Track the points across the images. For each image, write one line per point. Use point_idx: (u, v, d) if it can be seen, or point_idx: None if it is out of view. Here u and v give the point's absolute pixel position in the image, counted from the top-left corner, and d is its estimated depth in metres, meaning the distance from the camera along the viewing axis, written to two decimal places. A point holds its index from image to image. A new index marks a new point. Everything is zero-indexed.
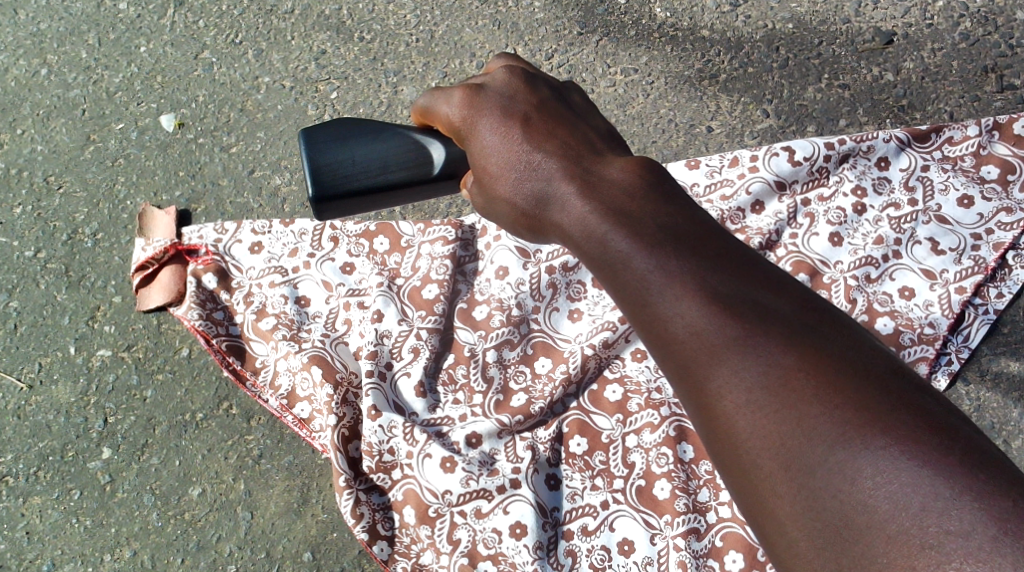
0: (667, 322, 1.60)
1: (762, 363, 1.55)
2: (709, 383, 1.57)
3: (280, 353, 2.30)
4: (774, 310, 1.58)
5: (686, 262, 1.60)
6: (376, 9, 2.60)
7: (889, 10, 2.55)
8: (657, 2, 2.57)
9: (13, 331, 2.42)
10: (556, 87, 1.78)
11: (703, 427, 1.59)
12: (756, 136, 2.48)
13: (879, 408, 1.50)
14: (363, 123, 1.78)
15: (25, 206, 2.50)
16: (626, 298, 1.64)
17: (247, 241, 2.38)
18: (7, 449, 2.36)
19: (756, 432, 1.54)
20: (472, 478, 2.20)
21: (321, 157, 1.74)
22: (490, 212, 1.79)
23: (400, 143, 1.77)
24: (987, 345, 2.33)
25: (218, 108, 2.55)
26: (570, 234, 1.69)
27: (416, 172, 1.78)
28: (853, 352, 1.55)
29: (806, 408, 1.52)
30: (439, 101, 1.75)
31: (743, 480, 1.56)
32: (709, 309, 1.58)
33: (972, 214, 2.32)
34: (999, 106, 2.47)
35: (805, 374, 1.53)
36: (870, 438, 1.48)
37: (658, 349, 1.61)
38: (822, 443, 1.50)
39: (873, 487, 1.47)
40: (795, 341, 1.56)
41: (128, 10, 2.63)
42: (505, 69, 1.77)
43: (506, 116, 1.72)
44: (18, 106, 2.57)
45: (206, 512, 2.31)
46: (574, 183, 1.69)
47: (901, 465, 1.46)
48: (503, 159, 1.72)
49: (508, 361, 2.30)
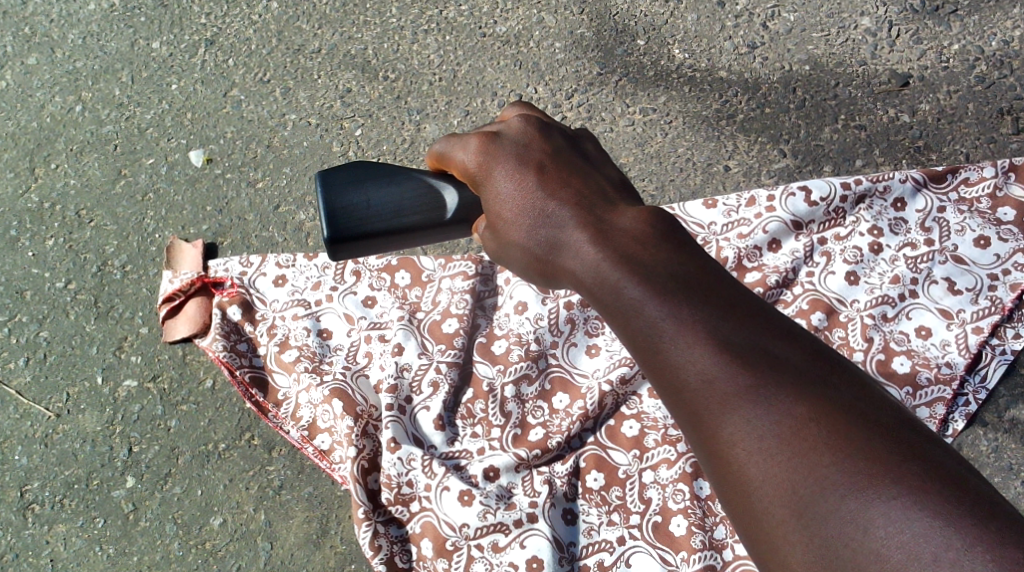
0: (679, 369, 1.62)
1: (774, 411, 1.57)
2: (721, 430, 1.59)
3: (302, 385, 2.33)
4: (785, 360, 1.60)
5: (698, 311, 1.63)
6: (401, 49, 2.66)
7: (906, 53, 2.58)
8: (676, 43, 2.62)
9: (42, 360, 2.47)
10: (570, 136, 1.83)
11: (715, 474, 1.61)
12: (773, 176, 2.51)
13: (891, 458, 1.52)
14: (377, 166, 1.82)
15: (58, 239, 2.56)
16: (638, 344, 1.66)
17: (272, 275, 2.43)
18: (33, 477, 2.40)
19: (768, 480, 1.56)
20: (490, 511, 2.22)
21: (338, 200, 1.78)
22: (502, 256, 1.82)
23: (415, 186, 1.81)
24: (1005, 386, 2.33)
25: (246, 144, 2.61)
26: (582, 280, 1.72)
27: (429, 216, 1.81)
28: (865, 403, 1.57)
29: (818, 457, 1.54)
30: (455, 147, 1.79)
31: (755, 528, 1.57)
32: (720, 356, 1.60)
33: (989, 255, 2.33)
34: (1016, 148, 2.49)
35: (817, 423, 1.55)
36: (883, 488, 1.50)
37: (670, 396, 1.64)
38: (834, 493, 1.52)
39: (886, 537, 1.48)
40: (806, 390, 1.58)
41: (161, 49, 2.70)
42: (521, 117, 1.82)
43: (520, 163, 1.76)
44: (53, 141, 2.64)
45: (227, 542, 2.34)
46: (587, 231, 1.73)
47: (912, 516, 1.48)
48: (517, 206, 1.76)
49: (526, 396, 2.32)
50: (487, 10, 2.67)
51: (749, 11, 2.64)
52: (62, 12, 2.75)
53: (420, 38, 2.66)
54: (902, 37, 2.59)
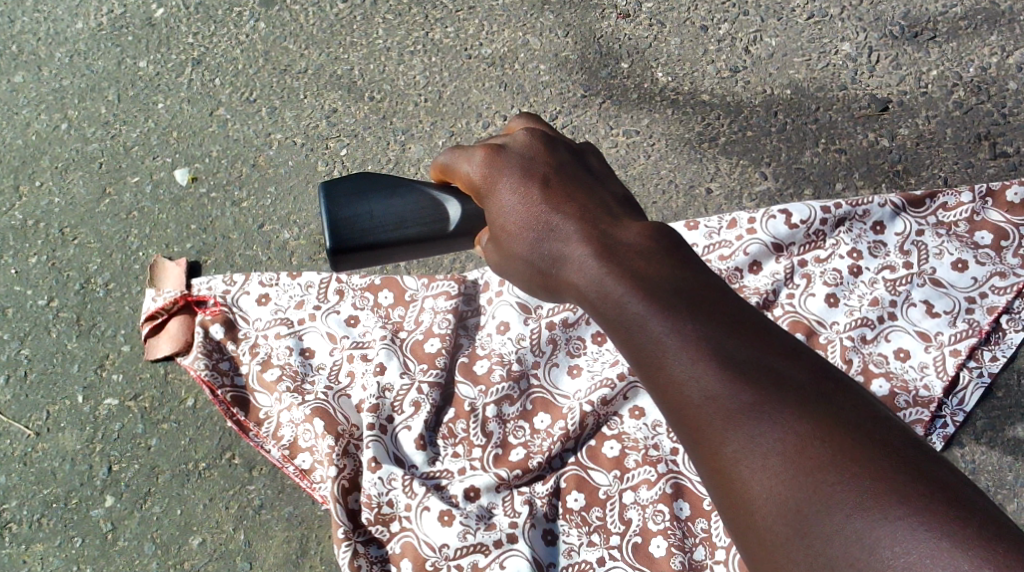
0: (682, 385, 1.64)
1: (778, 429, 1.59)
2: (724, 447, 1.61)
3: (284, 405, 2.34)
4: (789, 377, 1.62)
5: (702, 327, 1.65)
6: (387, 70, 2.68)
7: (885, 79, 2.62)
8: (659, 66, 2.65)
9: (23, 378, 2.47)
10: (575, 151, 1.85)
11: (716, 490, 1.63)
12: (754, 199, 2.53)
13: (898, 479, 1.53)
14: (380, 178, 1.82)
15: (41, 256, 2.56)
16: (641, 359, 1.68)
17: (255, 293, 2.44)
18: (11, 496, 2.38)
19: (771, 497, 1.58)
20: (470, 531, 2.21)
21: (341, 211, 1.78)
22: (504, 269, 1.85)
23: (417, 199, 1.82)
24: (982, 409, 2.34)
25: (231, 163, 2.62)
26: (586, 294, 1.74)
27: (432, 229, 1.82)
28: (871, 423, 1.58)
29: (823, 476, 1.55)
30: (460, 159, 1.81)
31: (757, 546, 1.59)
32: (724, 372, 1.62)
33: (966, 278, 2.35)
34: (993, 173, 2.52)
35: (822, 442, 1.57)
36: (889, 508, 1.51)
37: (672, 412, 1.66)
38: (839, 512, 1.53)
39: (892, 557, 1.49)
40: (811, 408, 1.59)
41: (148, 68, 2.71)
42: (527, 131, 1.84)
43: (526, 176, 1.79)
44: (38, 159, 2.64)
45: (206, 561, 2.33)
46: (590, 245, 1.74)
47: (920, 536, 1.49)
48: (521, 220, 1.78)
49: (507, 416, 2.33)
50: (474, 33, 2.70)
51: (732, 36, 2.67)
52: (50, 31, 2.76)
53: (407, 59, 2.69)
54: (882, 62, 2.63)
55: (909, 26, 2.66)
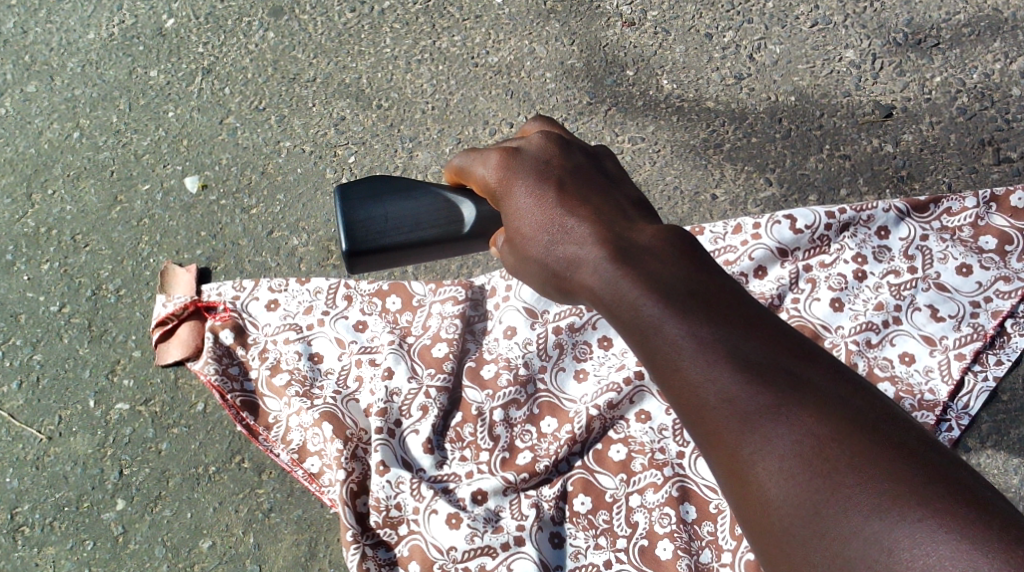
0: (697, 387, 1.66)
1: (794, 431, 1.61)
2: (740, 449, 1.63)
3: (293, 409, 2.35)
4: (805, 379, 1.64)
5: (718, 330, 1.67)
6: (395, 78, 2.70)
7: (889, 85, 2.63)
8: (664, 74, 2.67)
9: (35, 383, 2.49)
10: (589, 153, 1.87)
11: (732, 492, 1.65)
12: (759, 205, 2.54)
13: (915, 480, 1.54)
14: (394, 180, 1.85)
15: (53, 263, 2.59)
16: (657, 361, 1.70)
17: (264, 299, 2.46)
18: (23, 499, 2.41)
19: (788, 499, 1.59)
20: (477, 534, 2.22)
21: (355, 213, 1.81)
22: (518, 271, 1.86)
23: (431, 201, 1.84)
24: (986, 413, 2.35)
25: (240, 170, 2.64)
26: (601, 296, 1.75)
27: (447, 229, 1.84)
28: (888, 424, 1.60)
29: (840, 477, 1.57)
30: (475, 162, 1.83)
31: (774, 548, 1.61)
32: (740, 375, 1.64)
33: (971, 283, 2.36)
34: (997, 178, 2.53)
35: (839, 443, 1.59)
36: (906, 509, 1.53)
37: (688, 414, 1.67)
38: (858, 513, 1.55)
39: (911, 559, 1.51)
40: (827, 410, 1.61)
41: (159, 77, 2.75)
42: (542, 134, 1.86)
43: (540, 179, 1.80)
44: (51, 167, 2.67)
45: (215, 564, 2.35)
46: (605, 247, 1.76)
47: (938, 538, 1.50)
48: (535, 223, 1.79)
49: (514, 420, 2.34)
50: (480, 41, 2.72)
51: (736, 43, 2.69)
52: (62, 41, 2.80)
53: (414, 67, 2.71)
54: (886, 69, 2.65)
55: (912, 32, 2.68)
